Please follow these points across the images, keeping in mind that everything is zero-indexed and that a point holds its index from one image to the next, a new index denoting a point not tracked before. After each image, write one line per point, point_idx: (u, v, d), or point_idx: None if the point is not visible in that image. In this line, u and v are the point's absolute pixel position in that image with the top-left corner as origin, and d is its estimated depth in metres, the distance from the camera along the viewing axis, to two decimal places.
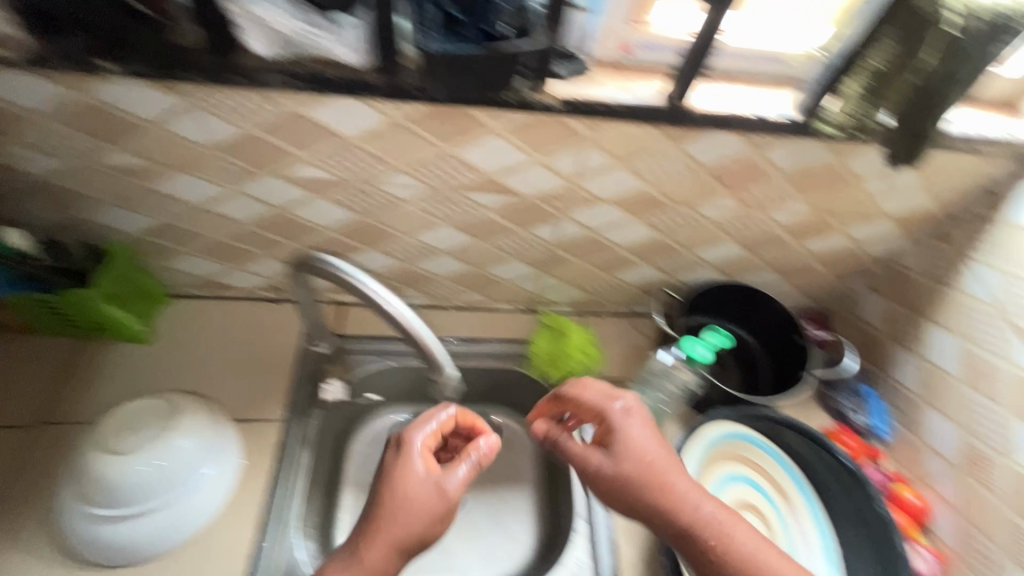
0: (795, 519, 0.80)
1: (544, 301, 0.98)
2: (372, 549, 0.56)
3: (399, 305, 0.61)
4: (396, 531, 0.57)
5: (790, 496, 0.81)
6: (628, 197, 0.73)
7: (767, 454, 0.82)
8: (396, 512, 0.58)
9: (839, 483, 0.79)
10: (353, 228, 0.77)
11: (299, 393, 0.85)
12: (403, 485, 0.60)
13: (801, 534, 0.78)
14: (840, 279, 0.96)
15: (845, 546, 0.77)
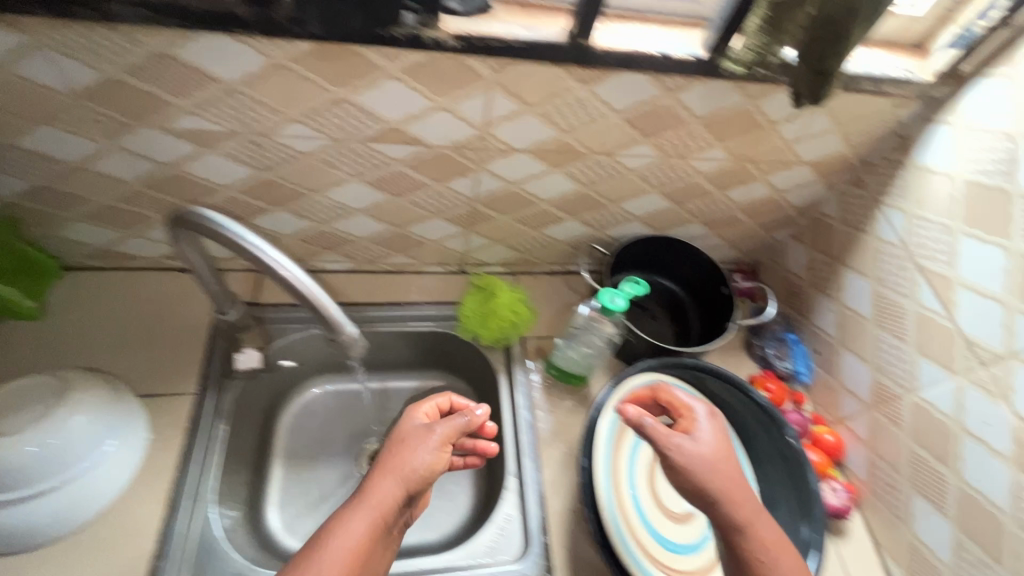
0: None
1: (475, 262, 0.95)
2: (378, 481, 0.60)
3: (292, 268, 0.57)
4: (399, 465, 0.61)
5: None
6: (543, 146, 0.71)
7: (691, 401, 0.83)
8: (397, 453, 0.63)
9: (757, 422, 0.82)
10: (255, 187, 0.72)
11: (213, 365, 0.81)
12: (403, 434, 0.65)
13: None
14: (766, 230, 0.97)
15: (764, 483, 0.81)
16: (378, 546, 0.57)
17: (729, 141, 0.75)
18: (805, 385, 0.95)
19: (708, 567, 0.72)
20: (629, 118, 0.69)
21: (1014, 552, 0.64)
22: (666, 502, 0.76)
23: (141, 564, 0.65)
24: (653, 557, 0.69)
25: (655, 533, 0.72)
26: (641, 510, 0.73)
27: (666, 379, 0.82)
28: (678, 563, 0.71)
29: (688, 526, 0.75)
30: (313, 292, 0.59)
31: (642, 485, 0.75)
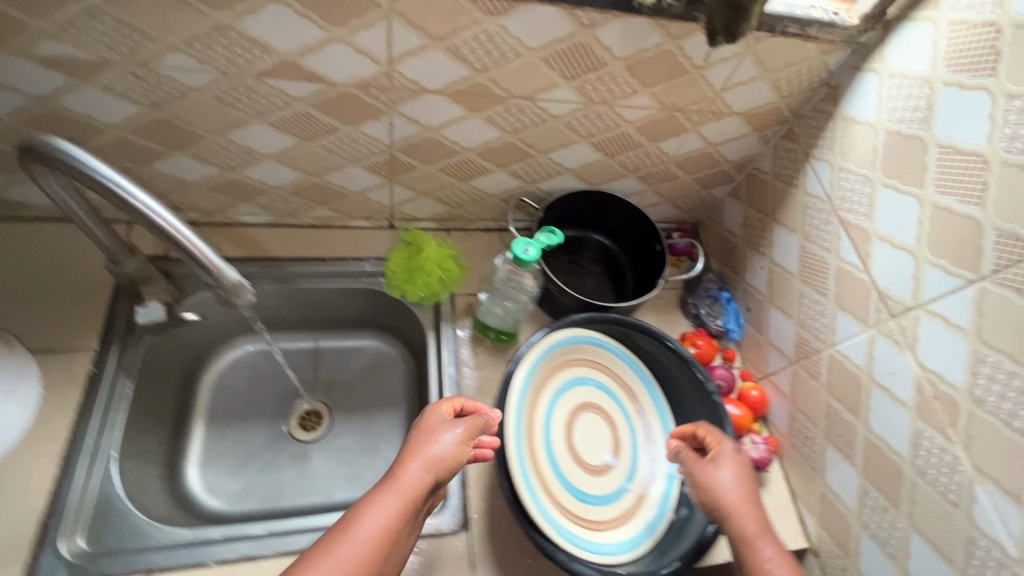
0: (643, 419, 0.82)
1: (404, 217, 0.91)
2: (405, 466, 0.61)
3: (166, 213, 0.53)
4: (426, 453, 0.62)
5: (636, 395, 0.83)
6: (456, 87, 0.67)
7: (615, 356, 0.83)
8: (422, 441, 0.63)
9: (684, 376, 0.81)
10: (146, 127, 0.67)
11: (116, 320, 0.77)
12: (430, 423, 0.65)
13: (645, 430, 0.81)
14: (704, 186, 0.96)
15: None
16: (403, 535, 0.58)
17: (656, 87, 0.72)
18: (737, 342, 0.96)
19: (620, 517, 0.74)
20: (546, 58, 0.65)
21: (911, 497, 0.65)
22: (583, 456, 0.77)
23: (32, 522, 0.63)
24: (563, 508, 0.71)
25: (567, 486, 0.73)
26: (554, 463, 0.74)
27: (587, 334, 0.81)
28: (590, 514, 0.73)
29: (605, 479, 0.76)
30: (190, 238, 0.55)
31: (558, 439, 0.76)
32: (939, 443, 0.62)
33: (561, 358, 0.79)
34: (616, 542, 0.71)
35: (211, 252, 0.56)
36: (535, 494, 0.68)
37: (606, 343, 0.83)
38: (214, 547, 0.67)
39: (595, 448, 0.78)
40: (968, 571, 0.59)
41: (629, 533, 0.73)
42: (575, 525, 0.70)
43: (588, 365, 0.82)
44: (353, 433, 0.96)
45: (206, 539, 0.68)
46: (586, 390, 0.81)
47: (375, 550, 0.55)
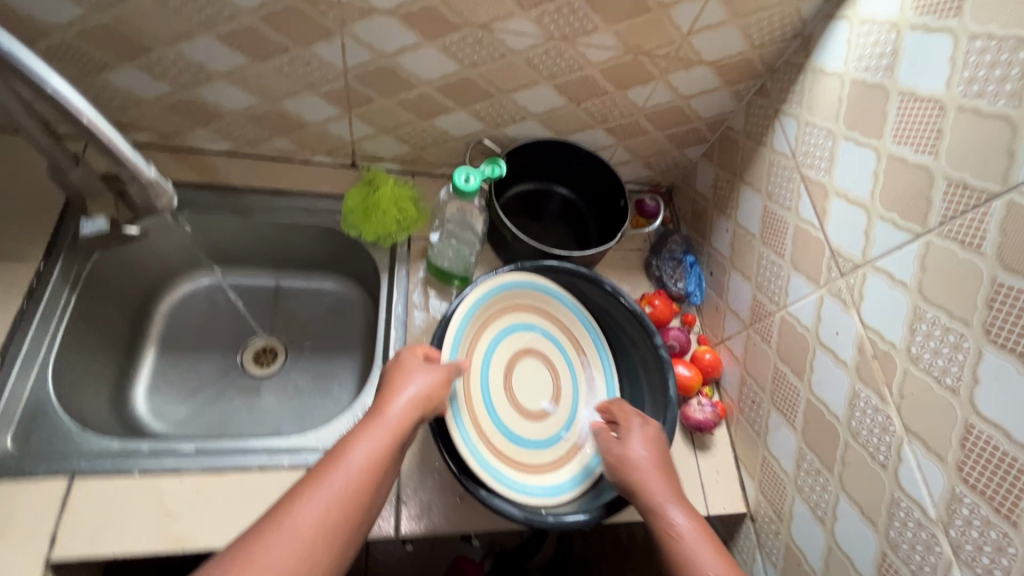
0: (587, 372, 0.82)
1: (366, 156, 0.90)
2: (390, 402, 0.59)
3: (77, 98, 0.51)
4: (409, 389, 0.60)
5: (581, 347, 0.83)
6: (408, 8, 0.65)
7: (564, 306, 0.82)
8: (405, 378, 0.62)
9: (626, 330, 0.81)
10: (93, 33, 0.66)
11: (62, 233, 0.77)
12: (407, 364, 0.63)
13: (587, 382, 0.81)
14: (676, 145, 0.93)
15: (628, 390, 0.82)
16: (392, 468, 0.56)
17: (618, 24, 0.69)
18: (698, 307, 0.94)
19: (553, 464, 0.74)
20: None
21: (843, 459, 0.64)
22: (520, 401, 0.77)
23: None
24: (495, 450, 0.71)
25: (501, 429, 0.73)
26: (490, 406, 0.74)
27: (535, 281, 0.79)
28: (523, 458, 0.73)
29: (542, 425, 0.76)
30: (104, 129, 0.54)
31: (496, 383, 0.76)
32: (873, 404, 0.60)
33: (506, 303, 0.78)
34: (546, 487, 0.71)
35: (125, 145, 0.56)
36: (464, 433, 0.68)
37: (557, 291, 0.81)
38: (138, 458, 0.67)
39: (534, 395, 0.78)
40: (889, 532, 0.58)
41: (560, 478, 0.73)
42: (505, 467, 0.70)
43: (534, 313, 0.81)
44: (307, 372, 0.96)
45: (131, 450, 0.68)
46: (530, 337, 0.80)
47: (369, 482, 0.53)
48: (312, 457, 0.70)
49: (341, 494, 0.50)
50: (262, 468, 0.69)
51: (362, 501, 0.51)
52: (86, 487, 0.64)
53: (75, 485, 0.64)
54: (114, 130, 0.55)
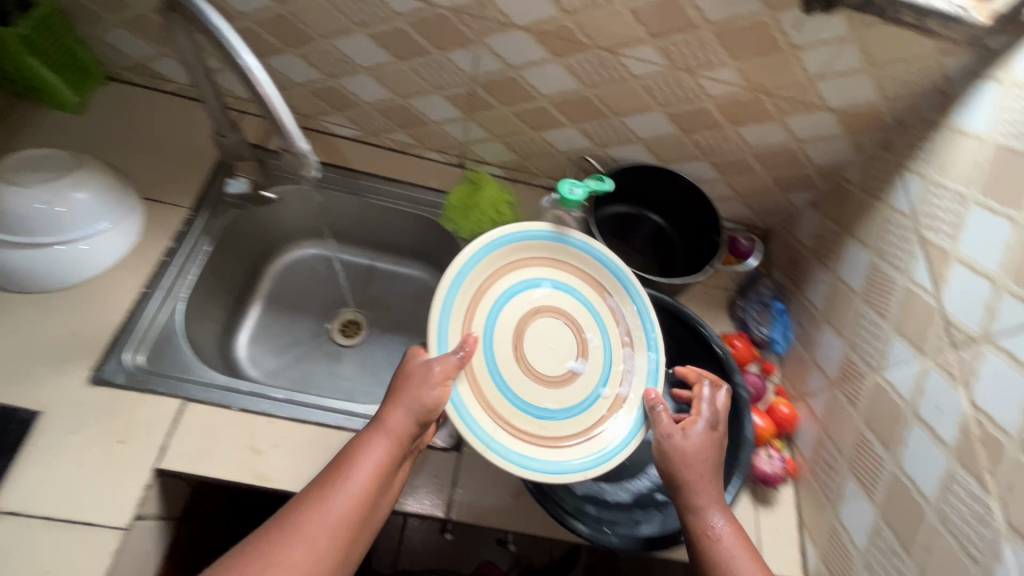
0: (617, 317, 0.75)
1: (473, 157, 0.95)
2: (389, 411, 0.59)
3: (256, 69, 0.57)
4: (410, 398, 0.59)
5: (605, 289, 0.76)
6: (543, 26, 0.69)
7: (576, 249, 0.75)
8: (407, 382, 0.61)
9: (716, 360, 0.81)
10: (269, 20, 0.76)
11: (212, 189, 0.89)
12: (409, 365, 0.62)
13: (622, 331, 0.75)
14: (781, 188, 0.91)
15: None
16: (395, 470, 0.58)
17: (745, 61, 0.70)
18: (780, 356, 0.90)
19: (596, 425, 0.69)
20: (635, 9, 0.65)
21: (925, 544, 0.59)
22: (538, 367, 0.71)
23: (110, 328, 0.74)
24: (513, 424, 0.66)
25: (521, 406, 0.68)
26: (501, 382, 0.68)
27: (532, 230, 0.73)
28: (556, 430, 0.68)
29: (571, 390, 0.71)
30: (271, 95, 0.58)
31: (505, 355, 0.70)
32: (972, 491, 0.55)
33: (503, 268, 0.72)
34: (588, 458, 0.66)
35: (289, 115, 0.59)
36: (473, 422, 0.62)
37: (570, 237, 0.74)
38: (241, 397, 0.74)
39: (553, 357, 0.72)
40: None
41: (609, 441, 0.68)
42: (532, 447, 0.65)
43: (539, 266, 0.75)
44: (385, 348, 1.02)
45: (236, 388, 0.75)
46: (541, 297, 0.73)
47: (368, 491, 0.55)
48: None
49: (347, 508, 0.54)
50: (338, 426, 0.75)
51: (363, 509, 0.54)
52: (193, 411, 0.72)
53: (186, 409, 0.72)
54: (279, 97, 0.58)
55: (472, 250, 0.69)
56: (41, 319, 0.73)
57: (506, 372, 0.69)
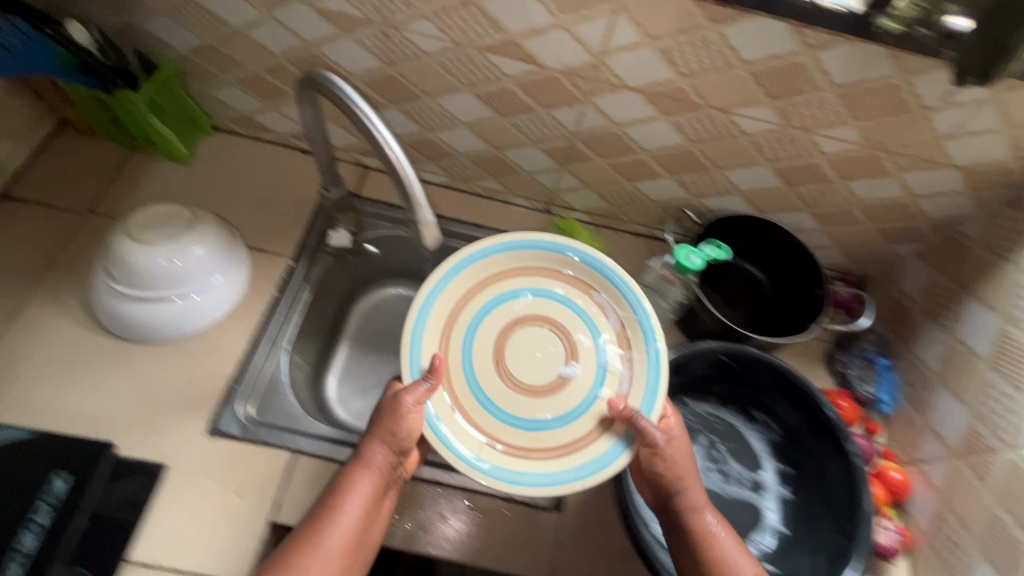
0: (606, 316, 0.73)
1: (561, 204, 0.95)
2: (369, 445, 0.64)
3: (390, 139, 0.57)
4: (384, 431, 0.64)
5: (588, 285, 0.73)
6: (657, 88, 0.68)
7: (551, 252, 0.72)
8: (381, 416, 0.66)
9: (837, 451, 0.73)
10: (378, 80, 0.77)
11: (310, 238, 0.90)
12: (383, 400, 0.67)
13: (616, 326, 0.73)
14: (886, 239, 0.87)
15: (806, 506, 0.76)
16: (380, 495, 0.64)
17: (868, 120, 0.67)
18: (885, 415, 0.86)
19: (593, 433, 0.68)
20: (758, 73, 0.64)
21: None
22: (528, 376, 0.70)
23: (223, 379, 0.78)
24: (500, 440, 0.68)
25: (509, 420, 0.69)
26: (484, 397, 0.69)
27: (502, 243, 0.72)
28: (551, 440, 0.68)
29: (565, 396, 0.70)
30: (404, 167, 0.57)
31: (489, 370, 0.70)
32: None
33: (477, 287, 0.71)
34: (585, 465, 0.66)
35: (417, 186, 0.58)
36: (455, 444, 0.65)
37: (542, 240, 0.72)
38: (346, 449, 0.76)
39: (543, 364, 0.71)
40: None
41: (606, 447, 0.67)
42: (521, 461, 0.66)
43: (516, 277, 0.73)
44: None
45: (341, 438, 0.77)
46: (520, 305, 0.72)
47: (355, 521, 0.61)
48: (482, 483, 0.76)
49: (340, 541, 0.59)
50: (434, 481, 0.76)
51: (352, 537, 0.60)
52: (303, 464, 0.74)
53: (296, 461, 0.74)
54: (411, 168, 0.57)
55: (438, 276, 0.69)
56: (162, 370, 0.77)
57: (488, 388, 0.70)
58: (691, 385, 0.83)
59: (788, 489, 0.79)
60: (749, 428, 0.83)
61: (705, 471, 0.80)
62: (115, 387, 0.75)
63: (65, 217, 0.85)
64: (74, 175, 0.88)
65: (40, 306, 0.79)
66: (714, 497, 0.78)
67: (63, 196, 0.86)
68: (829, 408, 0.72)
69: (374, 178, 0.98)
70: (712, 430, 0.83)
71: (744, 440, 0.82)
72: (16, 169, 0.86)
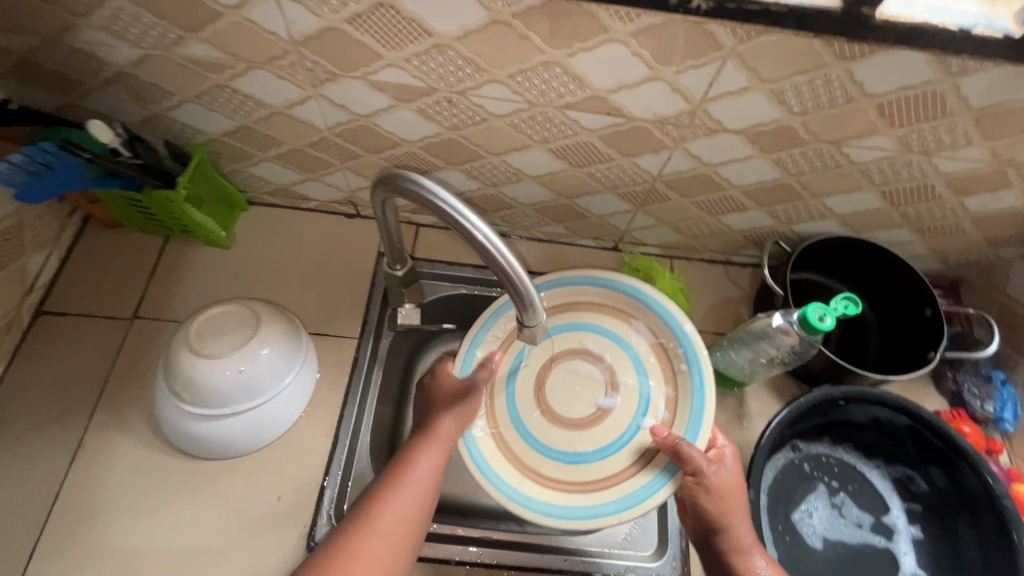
0: (646, 340, 0.70)
1: (631, 240, 0.88)
2: (438, 419, 0.63)
3: (485, 227, 0.46)
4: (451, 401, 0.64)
5: (627, 314, 0.72)
6: (761, 128, 0.61)
7: (588, 287, 0.73)
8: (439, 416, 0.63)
9: (979, 528, 0.69)
10: (437, 144, 0.70)
11: (373, 313, 0.84)
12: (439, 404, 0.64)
13: (659, 354, 0.70)
14: (991, 245, 0.80)
15: (946, 558, 0.72)
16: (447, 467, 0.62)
17: (1000, 139, 0.60)
18: (1005, 432, 0.82)
19: (636, 464, 0.64)
20: (882, 105, 0.57)
21: None
22: (570, 410, 0.68)
23: (312, 485, 0.73)
24: (541, 478, 0.65)
25: (550, 454, 0.66)
26: (524, 432, 0.67)
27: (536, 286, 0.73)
28: (594, 474, 0.65)
29: (606, 427, 0.67)
30: (503, 253, 0.46)
31: (529, 406, 0.68)
32: None
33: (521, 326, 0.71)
34: (629, 495, 0.63)
35: (522, 273, 0.47)
36: (495, 475, 0.64)
37: (578, 277, 0.73)
38: (454, 546, 0.72)
39: (584, 396, 0.68)
40: None
41: (647, 478, 0.63)
42: (563, 495, 0.64)
43: (559, 314, 0.72)
44: None
45: (440, 534, 0.74)
46: (562, 340, 0.71)
47: (428, 488, 0.59)
48: (602, 565, 0.72)
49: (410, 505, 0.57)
50: (558, 569, 0.71)
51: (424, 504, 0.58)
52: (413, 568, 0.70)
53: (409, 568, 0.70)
54: (511, 252, 0.46)
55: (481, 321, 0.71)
56: (247, 484, 0.72)
57: (528, 423, 0.67)
58: (809, 430, 0.78)
59: (919, 528, 0.75)
60: (870, 468, 0.78)
61: (832, 521, 0.75)
62: (201, 511, 0.70)
63: (110, 327, 0.78)
64: (110, 276, 0.81)
65: (102, 433, 0.72)
66: (843, 548, 0.74)
67: (105, 303, 0.80)
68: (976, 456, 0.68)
69: (426, 235, 0.91)
70: (831, 473, 0.78)
71: (866, 480, 0.78)
72: (47, 280, 0.79)
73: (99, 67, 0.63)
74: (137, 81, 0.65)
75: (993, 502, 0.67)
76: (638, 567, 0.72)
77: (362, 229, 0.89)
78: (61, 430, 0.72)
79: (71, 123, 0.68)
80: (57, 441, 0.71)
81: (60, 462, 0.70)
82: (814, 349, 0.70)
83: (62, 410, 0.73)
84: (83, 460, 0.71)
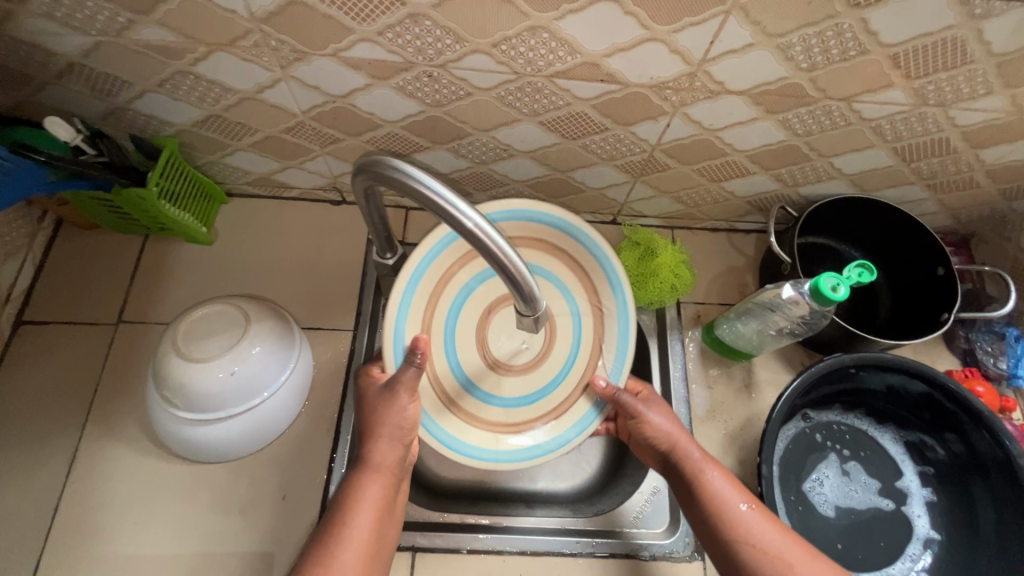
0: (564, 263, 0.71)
1: (630, 212, 0.85)
2: (375, 448, 0.59)
3: (467, 210, 0.42)
4: (387, 427, 0.59)
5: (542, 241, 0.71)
6: (766, 88, 0.57)
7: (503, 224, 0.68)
8: (370, 472, 0.58)
9: (993, 492, 0.69)
10: (420, 123, 0.65)
11: (367, 303, 0.81)
12: (372, 454, 0.58)
13: (579, 277, 0.71)
14: (1006, 198, 0.77)
15: (959, 522, 0.71)
16: (393, 497, 0.59)
17: (1021, 86, 0.56)
18: (1019, 389, 0.80)
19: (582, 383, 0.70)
20: (897, 56, 0.53)
21: None
22: (510, 358, 0.70)
23: (316, 482, 0.71)
24: (505, 427, 0.69)
25: (509, 403, 0.69)
26: (475, 386, 0.69)
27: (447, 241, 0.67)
28: (549, 404, 0.70)
29: (552, 361, 0.70)
30: (489, 234, 0.42)
31: (472, 364, 0.70)
32: None
33: (445, 279, 0.69)
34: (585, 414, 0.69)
35: (514, 254, 0.43)
36: (476, 448, 0.66)
37: (503, 214, 0.68)
38: (465, 535, 0.71)
39: (517, 341, 0.71)
40: None
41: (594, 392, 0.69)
42: (534, 435, 0.68)
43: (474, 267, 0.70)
44: None
45: (448, 523, 0.72)
46: (490, 286, 0.71)
47: (375, 527, 0.55)
48: (615, 545, 0.71)
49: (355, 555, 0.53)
50: (573, 553, 0.70)
51: (372, 541, 0.55)
52: (425, 560, 0.69)
53: (418, 560, 0.69)
54: (496, 232, 0.42)
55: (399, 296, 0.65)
56: (250, 485, 0.71)
57: (475, 376, 0.70)
58: (819, 398, 0.76)
59: (931, 491, 0.74)
60: (882, 434, 0.77)
61: (843, 488, 0.74)
62: (205, 516, 0.69)
63: (95, 334, 0.75)
64: (91, 281, 0.78)
65: (98, 443, 0.71)
66: (858, 515, 0.73)
67: (87, 309, 0.76)
68: (998, 425, 0.67)
69: (415, 218, 0.87)
70: (842, 441, 0.77)
71: (878, 445, 0.77)
72: (24, 288, 0.76)
73: (49, 59, 0.58)
74: (91, 72, 0.60)
75: (1009, 466, 0.66)
76: (653, 546, 0.71)
77: (347, 216, 0.85)
78: (54, 442, 0.70)
79: (24, 122, 0.64)
80: (51, 453, 0.69)
81: (57, 474, 0.69)
82: (826, 319, 0.68)
83: (53, 421, 0.71)
84: (80, 471, 0.69)
